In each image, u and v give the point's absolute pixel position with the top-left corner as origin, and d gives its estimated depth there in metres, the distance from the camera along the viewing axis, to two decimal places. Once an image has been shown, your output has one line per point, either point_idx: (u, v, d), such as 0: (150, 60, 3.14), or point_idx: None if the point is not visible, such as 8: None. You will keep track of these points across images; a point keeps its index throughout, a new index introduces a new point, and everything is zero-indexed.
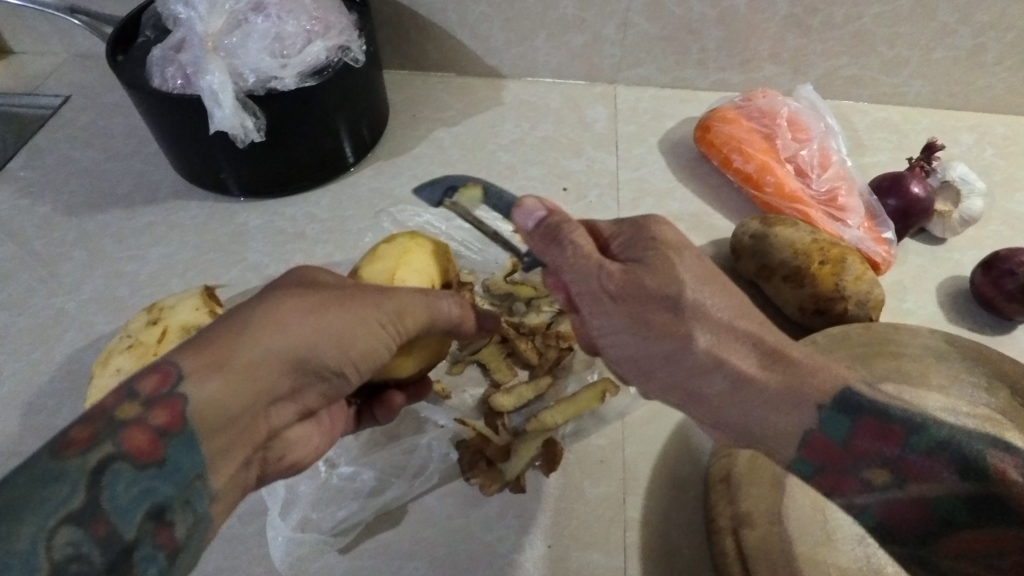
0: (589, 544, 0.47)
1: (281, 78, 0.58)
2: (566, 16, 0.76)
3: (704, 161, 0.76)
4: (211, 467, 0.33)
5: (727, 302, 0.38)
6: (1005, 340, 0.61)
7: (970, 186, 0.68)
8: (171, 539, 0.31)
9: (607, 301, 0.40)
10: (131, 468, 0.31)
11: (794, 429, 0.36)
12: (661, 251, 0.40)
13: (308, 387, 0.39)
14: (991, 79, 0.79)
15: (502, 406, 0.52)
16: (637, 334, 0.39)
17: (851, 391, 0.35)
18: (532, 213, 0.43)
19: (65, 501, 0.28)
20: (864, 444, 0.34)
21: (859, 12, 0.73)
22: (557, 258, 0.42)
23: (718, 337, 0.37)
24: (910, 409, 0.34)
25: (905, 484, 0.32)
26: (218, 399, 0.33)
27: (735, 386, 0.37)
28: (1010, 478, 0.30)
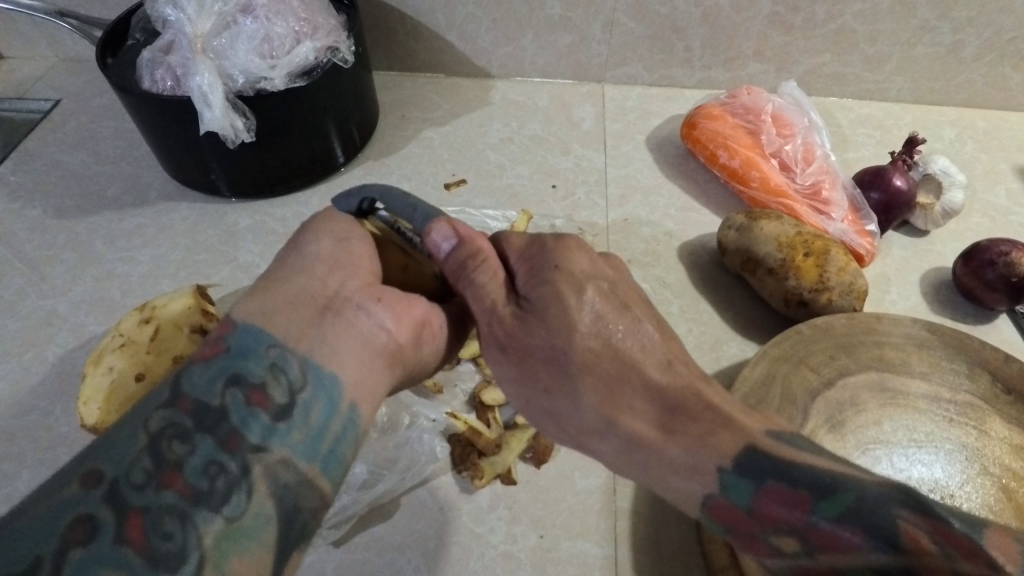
0: (580, 534, 0.48)
1: (270, 79, 0.59)
2: (552, 16, 0.76)
3: (691, 158, 0.77)
4: (289, 334, 0.37)
5: (629, 332, 0.40)
6: (986, 329, 0.62)
7: (950, 178, 0.69)
8: (268, 401, 0.34)
9: (499, 351, 0.40)
10: (201, 365, 0.35)
11: (693, 494, 0.36)
12: (555, 291, 0.39)
13: (363, 261, 0.41)
14: (971, 75, 0.80)
15: (494, 400, 0.52)
16: (527, 384, 0.40)
17: (753, 453, 0.35)
18: (441, 243, 0.40)
19: (155, 399, 0.33)
20: (768, 507, 0.33)
21: (840, 10, 0.74)
22: (467, 295, 0.41)
23: (606, 394, 0.39)
24: (820, 470, 0.33)
25: (815, 554, 0.31)
26: (255, 300, 0.38)
27: (628, 445, 0.38)
28: (919, 545, 0.27)
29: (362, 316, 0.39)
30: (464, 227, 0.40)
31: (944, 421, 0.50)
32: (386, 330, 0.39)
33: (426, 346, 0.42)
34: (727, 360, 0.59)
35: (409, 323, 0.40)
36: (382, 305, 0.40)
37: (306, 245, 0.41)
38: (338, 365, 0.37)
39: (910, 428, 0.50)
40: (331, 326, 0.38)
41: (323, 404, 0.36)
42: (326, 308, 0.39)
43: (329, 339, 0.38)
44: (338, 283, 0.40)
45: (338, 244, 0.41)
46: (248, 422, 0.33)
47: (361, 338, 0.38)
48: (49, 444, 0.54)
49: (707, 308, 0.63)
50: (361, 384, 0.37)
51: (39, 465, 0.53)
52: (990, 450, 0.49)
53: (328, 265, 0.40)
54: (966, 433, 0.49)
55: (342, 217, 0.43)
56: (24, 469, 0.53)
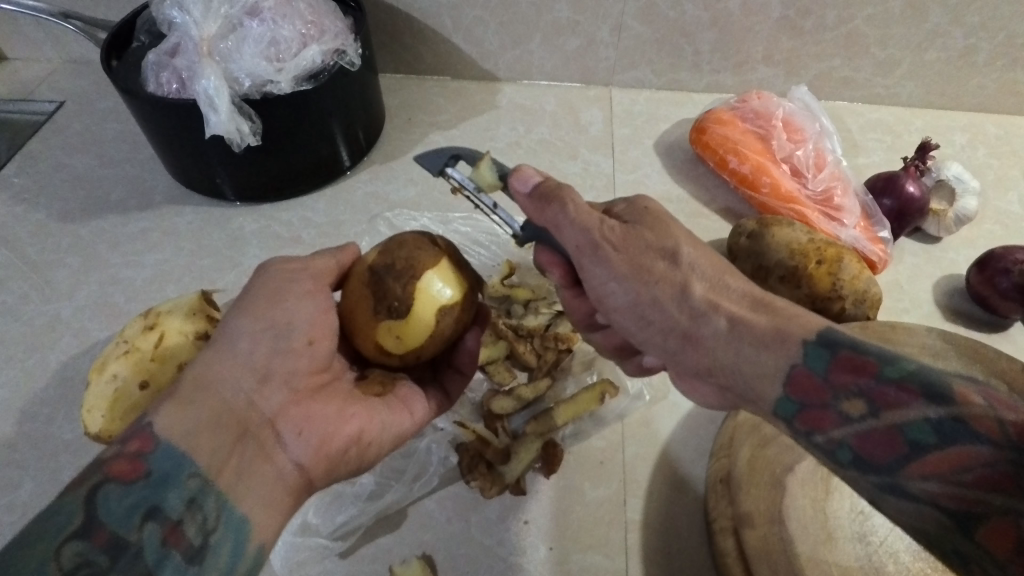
0: (590, 546, 0.47)
1: (277, 82, 0.58)
2: (560, 19, 0.76)
3: (699, 163, 0.76)
4: (211, 463, 0.37)
5: (712, 263, 0.42)
6: (1000, 338, 0.62)
7: (964, 185, 0.68)
8: (183, 539, 0.34)
9: (607, 254, 0.41)
10: (119, 487, 0.34)
11: (775, 370, 0.35)
12: (653, 216, 0.44)
13: (298, 368, 0.42)
14: (982, 80, 0.79)
15: (501, 409, 0.51)
16: (637, 280, 0.41)
17: (834, 330, 0.35)
18: (529, 178, 0.44)
19: (64, 525, 0.31)
20: (841, 376, 0.33)
21: (851, 14, 0.74)
22: (556, 218, 0.42)
23: (711, 286, 0.40)
24: (889, 349, 0.33)
25: (879, 414, 0.31)
26: (180, 414, 0.37)
27: (733, 324, 0.37)
28: (970, 400, 0.29)
29: (280, 450, 0.40)
30: (549, 175, 0.45)
31: None
32: (299, 466, 0.41)
33: (345, 466, 0.44)
34: None
35: (326, 454, 0.42)
36: (302, 438, 0.41)
37: (239, 339, 0.41)
38: (249, 504, 0.37)
39: None
40: (250, 456, 0.39)
41: (233, 543, 0.36)
42: (247, 432, 0.39)
43: (246, 473, 0.38)
44: (265, 399, 0.41)
45: (278, 343, 0.41)
46: (164, 565, 0.33)
47: (273, 477, 0.39)
48: (51, 451, 0.53)
49: None
50: (270, 525, 0.38)
51: (41, 472, 0.52)
52: None
53: (259, 376, 0.41)
54: None
55: (288, 297, 0.42)
56: (27, 477, 0.52)
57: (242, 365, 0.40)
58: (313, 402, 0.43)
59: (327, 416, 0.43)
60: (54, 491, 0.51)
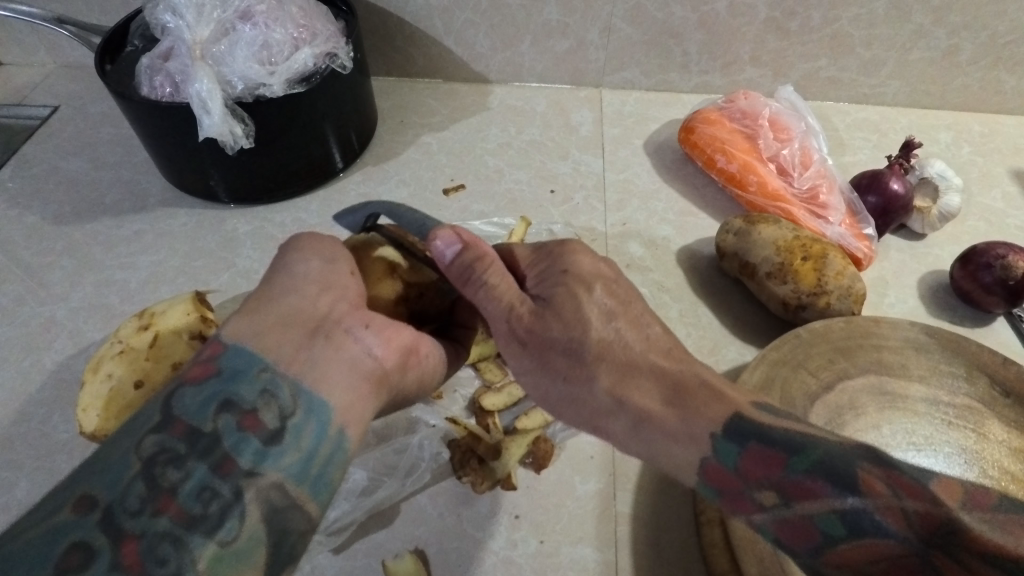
0: (581, 539, 0.48)
1: (269, 85, 0.59)
2: (550, 21, 0.77)
3: (688, 162, 0.77)
4: (281, 357, 0.36)
5: (634, 335, 0.42)
6: (984, 332, 0.63)
7: (947, 182, 0.69)
8: (260, 424, 0.34)
9: (518, 348, 0.42)
10: (193, 387, 0.34)
11: (689, 461, 0.37)
12: (567, 285, 0.43)
13: (349, 286, 0.41)
14: (966, 79, 0.80)
15: (493, 405, 0.52)
16: (546, 372, 0.42)
17: (739, 419, 0.36)
18: (446, 248, 0.41)
19: (146, 421, 0.33)
20: (749, 467, 0.34)
21: (836, 15, 0.75)
22: (473, 296, 0.42)
23: (619, 374, 0.41)
24: (794, 433, 0.34)
25: (791, 505, 0.32)
26: (247, 320, 0.38)
27: (637, 423, 0.39)
28: (875, 489, 0.30)
29: (352, 339, 0.39)
30: (469, 233, 0.42)
31: (943, 424, 0.50)
32: (374, 355, 0.39)
33: (412, 371, 0.42)
34: (726, 364, 0.59)
35: (397, 348, 0.41)
36: (372, 330, 0.40)
37: (294, 267, 0.41)
38: (328, 388, 0.36)
39: (909, 431, 0.50)
40: (323, 349, 0.37)
41: (314, 425, 0.35)
42: (317, 329, 0.38)
43: (319, 363, 0.37)
44: (329, 302, 0.40)
45: (328, 266, 0.42)
46: (241, 447, 0.33)
47: (350, 362, 0.38)
48: (47, 451, 0.54)
49: (706, 312, 0.63)
50: (352, 407, 0.37)
51: (37, 472, 0.53)
52: (989, 454, 0.49)
53: (319, 285, 0.40)
54: (965, 435, 0.49)
55: (328, 242, 0.44)
56: (23, 477, 0.52)
57: (298, 281, 0.40)
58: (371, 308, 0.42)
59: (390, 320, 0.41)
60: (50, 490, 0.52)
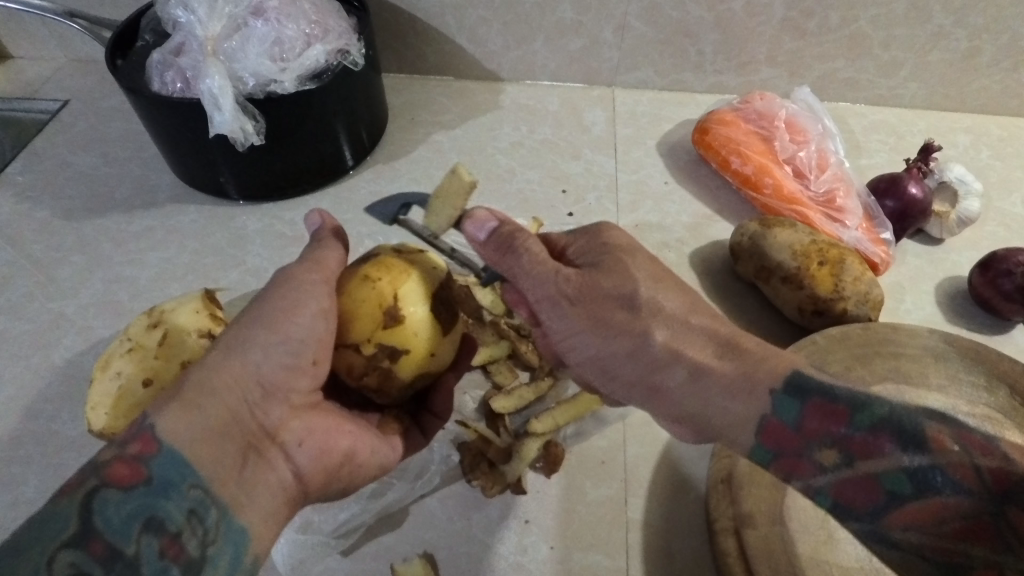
0: (591, 545, 0.47)
1: (280, 81, 0.58)
2: (564, 20, 0.76)
3: (702, 163, 0.76)
4: (215, 474, 0.36)
5: (679, 301, 0.43)
6: (1002, 340, 0.62)
7: (966, 187, 0.68)
8: (182, 552, 0.32)
9: (566, 306, 0.42)
10: (118, 492, 0.32)
11: (747, 418, 0.39)
12: (611, 254, 0.43)
13: (298, 386, 0.41)
14: (986, 81, 0.79)
15: (503, 408, 0.51)
16: (598, 333, 0.42)
17: (801, 375, 0.39)
18: (484, 224, 0.43)
19: (59, 533, 0.30)
20: (813, 424, 0.37)
21: (854, 16, 0.74)
22: (515, 266, 0.42)
23: (671, 332, 0.41)
24: (857, 390, 0.37)
25: (854, 463, 0.35)
26: (185, 417, 0.36)
27: (693, 376, 0.41)
28: (944, 445, 0.33)
29: (283, 458, 0.40)
30: (502, 212, 0.44)
31: None
32: (299, 477, 0.40)
33: (337, 483, 0.43)
34: None
35: (324, 467, 0.42)
36: (305, 449, 0.41)
37: (251, 348, 0.40)
38: (251, 514, 0.36)
39: None
40: (253, 468, 0.38)
41: (231, 556, 0.35)
42: (251, 446, 0.38)
43: (247, 485, 0.37)
44: (267, 412, 0.39)
45: (288, 358, 0.40)
46: None
47: (275, 486, 0.38)
48: (55, 449, 0.54)
49: (720, 316, 0.62)
50: (269, 535, 0.37)
51: (46, 469, 0.52)
52: None
53: (265, 388, 0.39)
54: None
55: (298, 313, 0.40)
56: (31, 474, 0.52)
57: (246, 373, 0.39)
58: (311, 413, 0.42)
59: (326, 434, 0.42)
60: (56, 488, 0.52)
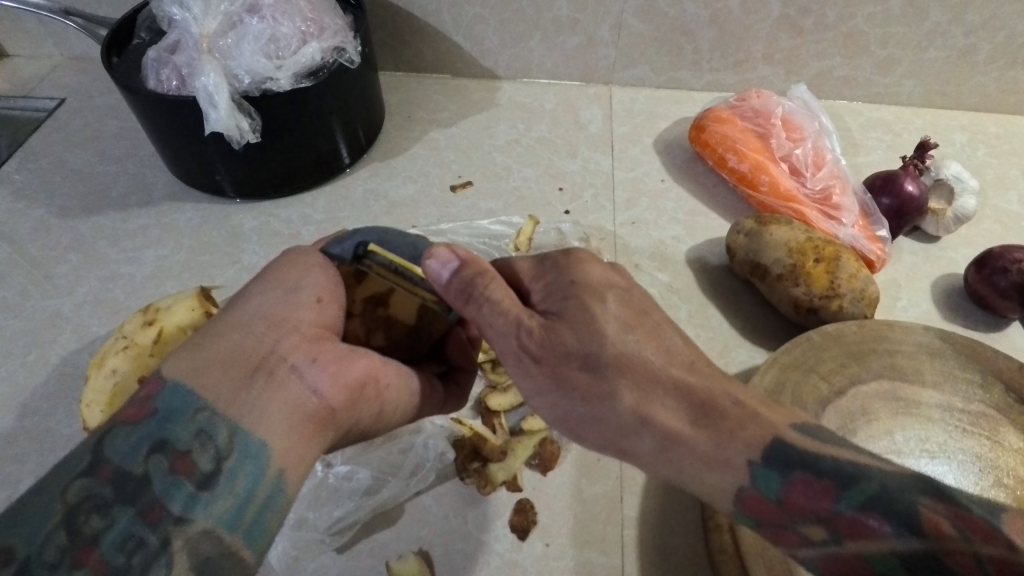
0: (586, 543, 0.47)
1: (276, 79, 0.59)
2: (561, 17, 0.76)
3: (699, 161, 0.76)
4: (219, 398, 0.36)
5: (654, 349, 0.39)
6: (998, 337, 0.62)
7: (963, 184, 0.68)
8: (193, 467, 0.33)
9: (529, 363, 0.39)
10: (127, 427, 0.34)
11: (724, 489, 0.36)
12: (577, 301, 0.41)
13: (306, 318, 0.40)
14: (983, 79, 0.79)
15: (500, 405, 0.53)
16: (562, 391, 0.39)
17: (782, 443, 0.36)
18: (444, 264, 0.39)
19: (74, 465, 0.32)
20: (798, 499, 0.34)
21: (851, 13, 0.74)
22: (477, 315, 0.40)
23: (642, 394, 0.38)
24: (845, 461, 0.34)
25: (843, 542, 0.32)
26: (187, 357, 0.37)
27: (665, 443, 0.37)
28: (942, 531, 0.30)
29: (295, 377, 0.37)
30: (466, 250, 0.40)
31: (957, 431, 0.49)
32: (318, 394, 0.37)
33: (365, 408, 0.40)
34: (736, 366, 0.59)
35: (345, 386, 0.39)
36: (317, 366, 0.38)
37: (250, 297, 0.40)
38: (266, 430, 0.36)
39: (922, 438, 0.49)
40: (262, 390, 0.36)
41: (250, 470, 0.34)
42: (259, 368, 0.37)
43: (258, 405, 0.36)
44: (275, 338, 0.38)
45: (284, 297, 0.40)
46: (172, 492, 0.32)
47: (290, 404, 0.37)
48: (51, 446, 0.54)
49: (716, 314, 0.62)
50: (293, 449, 0.36)
51: (41, 467, 0.52)
52: (1003, 462, 0.48)
53: (267, 322, 0.39)
54: (979, 444, 0.49)
55: (301, 266, 0.41)
56: (26, 471, 0.52)
57: (248, 316, 0.39)
58: (325, 342, 0.40)
59: (342, 355, 0.39)
60: None
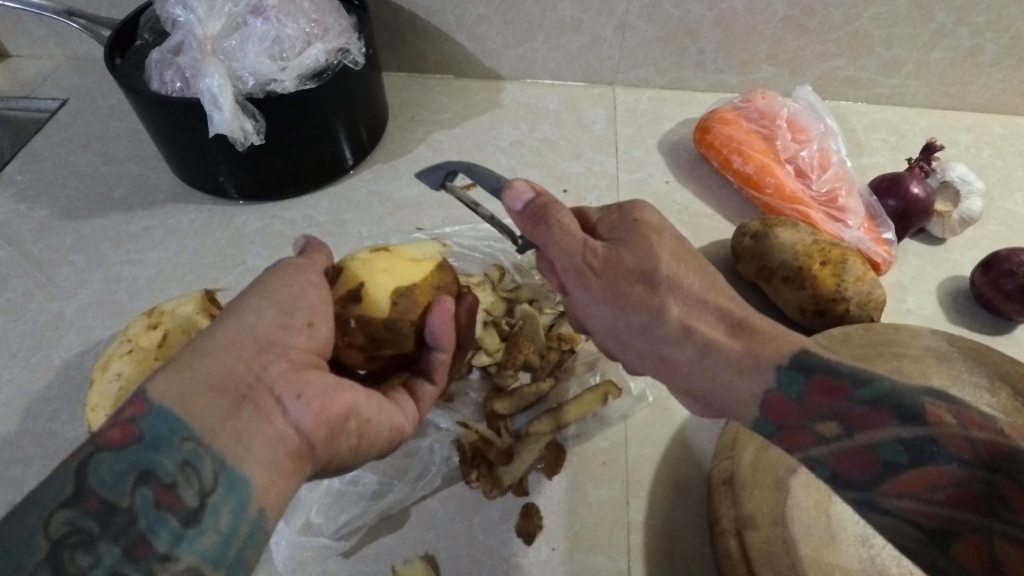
0: (593, 547, 0.47)
1: (280, 81, 0.58)
2: (564, 18, 0.76)
3: (703, 162, 0.76)
4: (205, 427, 0.34)
5: (698, 278, 0.43)
6: (1004, 340, 0.61)
7: (968, 186, 0.68)
8: (178, 502, 0.31)
9: (590, 279, 0.43)
10: (110, 454, 0.32)
11: (751, 394, 0.40)
12: (641, 230, 0.43)
13: (296, 343, 0.39)
14: (988, 80, 0.79)
15: (504, 409, 0.51)
16: (615, 306, 0.43)
17: (806, 355, 0.39)
18: (521, 194, 0.43)
19: (55, 494, 0.30)
20: (815, 397, 0.37)
21: (856, 14, 0.73)
22: (545, 239, 0.43)
23: (688, 307, 0.42)
24: (858, 368, 0.37)
25: (854, 435, 0.35)
26: (174, 377, 0.34)
27: (703, 352, 0.41)
28: (941, 420, 0.33)
29: (280, 411, 0.36)
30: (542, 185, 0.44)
31: None
32: (299, 430, 0.37)
33: (346, 440, 0.40)
34: None
35: (327, 420, 0.38)
36: (303, 401, 0.37)
37: (243, 313, 0.38)
38: (250, 464, 0.34)
39: None
40: (247, 420, 0.35)
41: (233, 504, 0.33)
42: (246, 395, 0.35)
43: (243, 436, 0.34)
44: (263, 365, 0.37)
45: (279, 317, 0.39)
46: (157, 528, 0.30)
47: (273, 439, 0.35)
48: (55, 450, 0.53)
49: None
50: (273, 485, 0.35)
51: (45, 470, 0.52)
52: None
53: (258, 345, 0.37)
54: None
55: (296, 281, 0.41)
56: (31, 475, 0.52)
57: (240, 336, 0.37)
58: (311, 371, 0.39)
59: (327, 392, 0.39)
60: None
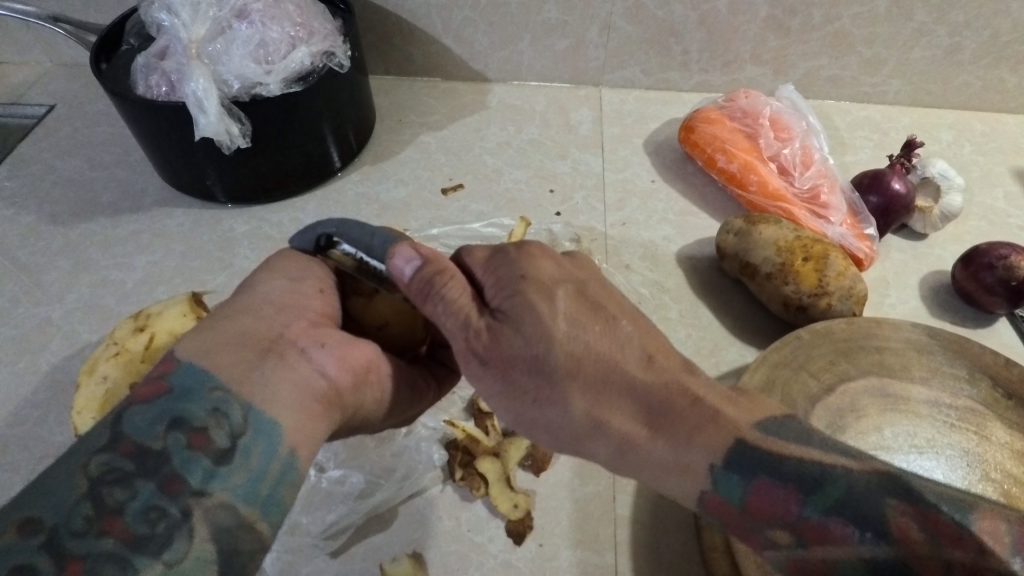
0: (579, 543, 0.48)
1: (265, 84, 0.59)
2: (549, 20, 0.76)
3: (689, 161, 0.76)
4: (231, 376, 0.35)
5: (598, 332, 0.38)
6: (986, 333, 0.62)
7: (949, 182, 0.69)
8: (209, 443, 0.33)
9: (477, 366, 0.38)
10: (142, 406, 0.34)
11: (688, 490, 0.38)
12: (524, 297, 0.38)
13: (311, 304, 0.40)
14: (968, 78, 0.80)
15: (492, 407, 0.52)
16: (514, 397, 0.38)
17: (743, 446, 0.37)
18: (405, 266, 0.37)
19: (94, 441, 0.32)
20: (758, 502, 0.36)
21: (837, 13, 0.74)
22: (436, 315, 0.38)
23: (594, 398, 0.38)
24: (806, 462, 0.35)
25: (807, 546, 0.34)
26: (198, 339, 0.37)
27: (620, 447, 0.39)
28: (905, 533, 0.32)
29: (304, 360, 0.37)
30: (428, 247, 0.38)
31: (944, 426, 0.50)
32: (326, 377, 0.37)
33: (368, 392, 0.40)
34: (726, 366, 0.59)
35: (351, 368, 0.39)
36: (326, 350, 0.38)
37: (257, 284, 0.40)
38: (278, 409, 0.35)
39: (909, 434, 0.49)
40: (272, 370, 0.36)
41: (263, 446, 0.34)
42: (268, 350, 0.37)
43: (268, 384, 0.36)
44: (284, 323, 0.38)
45: (288, 282, 0.40)
46: (190, 466, 0.32)
47: (300, 384, 0.36)
48: (42, 454, 0.53)
49: (706, 313, 0.63)
50: (301, 428, 0.36)
51: (32, 474, 0.52)
52: (991, 456, 0.48)
53: (276, 306, 0.39)
54: (966, 437, 0.49)
55: (300, 254, 0.42)
56: (19, 480, 0.52)
57: (257, 302, 0.39)
58: (329, 328, 0.40)
59: (347, 343, 0.39)
60: None
